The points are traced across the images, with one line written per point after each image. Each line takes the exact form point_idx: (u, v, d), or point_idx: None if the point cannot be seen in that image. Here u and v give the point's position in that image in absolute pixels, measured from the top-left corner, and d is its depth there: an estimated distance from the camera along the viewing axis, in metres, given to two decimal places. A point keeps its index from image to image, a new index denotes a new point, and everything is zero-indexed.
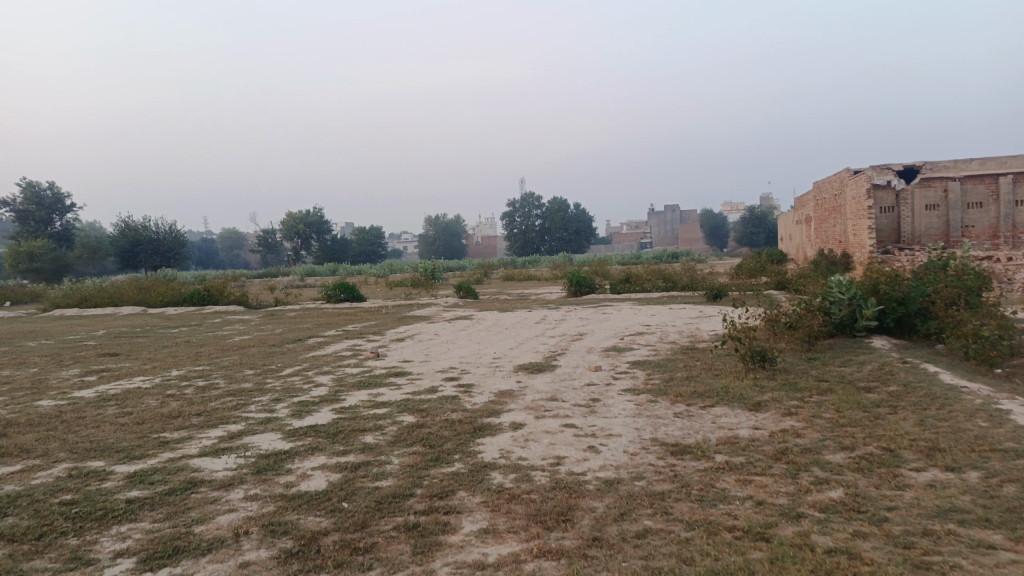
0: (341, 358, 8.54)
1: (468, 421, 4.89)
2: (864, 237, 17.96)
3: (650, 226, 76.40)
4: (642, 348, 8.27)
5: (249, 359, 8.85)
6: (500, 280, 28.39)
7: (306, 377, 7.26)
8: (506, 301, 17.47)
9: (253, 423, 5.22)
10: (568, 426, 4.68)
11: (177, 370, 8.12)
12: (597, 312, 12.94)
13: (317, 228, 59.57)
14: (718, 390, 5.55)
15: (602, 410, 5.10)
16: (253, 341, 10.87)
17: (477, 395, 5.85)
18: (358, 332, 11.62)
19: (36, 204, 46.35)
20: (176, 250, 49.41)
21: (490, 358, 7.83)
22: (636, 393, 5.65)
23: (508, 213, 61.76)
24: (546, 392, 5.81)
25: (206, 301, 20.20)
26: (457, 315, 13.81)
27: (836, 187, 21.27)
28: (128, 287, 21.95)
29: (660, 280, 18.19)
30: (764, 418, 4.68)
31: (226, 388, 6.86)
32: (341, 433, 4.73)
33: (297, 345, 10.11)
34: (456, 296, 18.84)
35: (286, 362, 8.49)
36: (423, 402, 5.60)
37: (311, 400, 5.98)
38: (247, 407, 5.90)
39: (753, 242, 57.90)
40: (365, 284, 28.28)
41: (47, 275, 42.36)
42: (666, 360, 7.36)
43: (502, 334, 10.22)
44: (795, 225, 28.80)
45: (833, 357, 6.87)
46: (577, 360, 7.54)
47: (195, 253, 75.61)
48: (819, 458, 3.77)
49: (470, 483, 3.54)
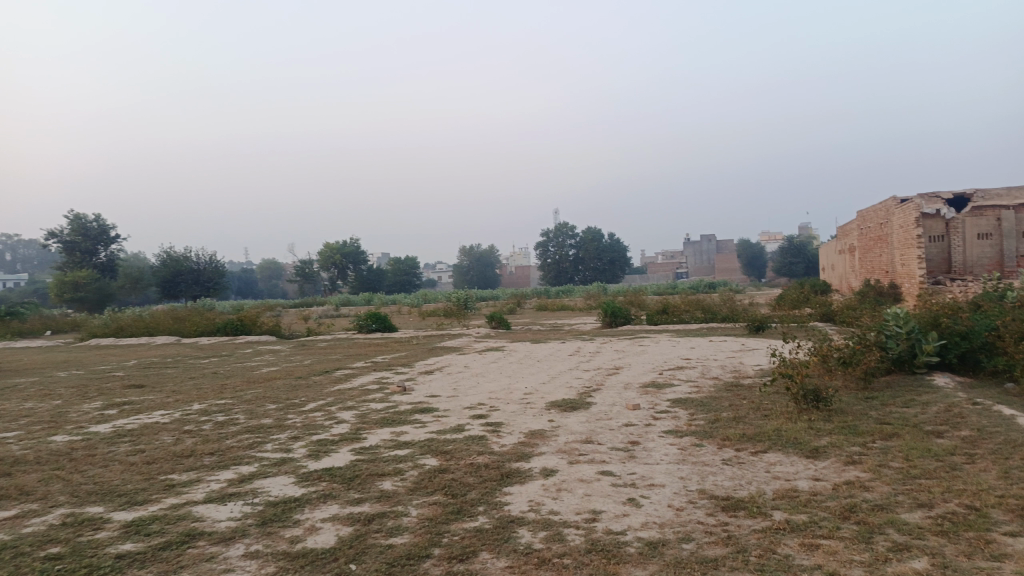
0: (366, 392, 8.21)
1: (495, 466, 4.51)
2: (913, 267, 17.21)
3: (686, 255, 75.48)
4: (683, 384, 7.80)
5: (274, 392, 8.58)
6: (534, 310, 28.02)
7: (329, 412, 6.94)
8: (539, 332, 17.06)
9: (267, 464, 4.89)
10: (605, 473, 4.27)
11: (200, 404, 7.88)
12: (634, 345, 12.47)
13: (354, 258, 59.97)
14: (768, 433, 5.09)
15: (642, 455, 4.67)
16: (280, 373, 10.61)
17: (507, 435, 5.45)
18: (388, 364, 11.33)
19: (82, 235, 47.45)
20: (216, 280, 50.10)
21: (522, 394, 7.43)
22: (678, 436, 5.20)
23: (542, 244, 61.53)
24: (581, 433, 5.39)
25: (239, 331, 20.17)
26: (489, 347, 13.45)
27: (881, 216, 20.56)
28: (164, 317, 22.09)
29: (699, 311, 17.64)
30: (824, 468, 4.20)
31: (245, 424, 6.56)
32: (358, 478, 4.37)
33: (324, 377, 9.83)
34: (489, 326, 18.49)
35: (310, 395, 8.20)
36: (448, 443, 5.23)
37: (330, 439, 5.64)
38: (264, 445, 5.59)
39: (793, 272, 56.62)
40: (399, 314, 28.11)
41: (91, 304, 43.18)
42: (710, 397, 6.89)
43: (535, 368, 9.82)
44: (838, 255, 27.97)
45: (893, 397, 6.34)
46: (614, 397, 7.10)
47: (234, 282, 76.70)
48: (895, 517, 3.29)
49: (495, 542, 3.15)
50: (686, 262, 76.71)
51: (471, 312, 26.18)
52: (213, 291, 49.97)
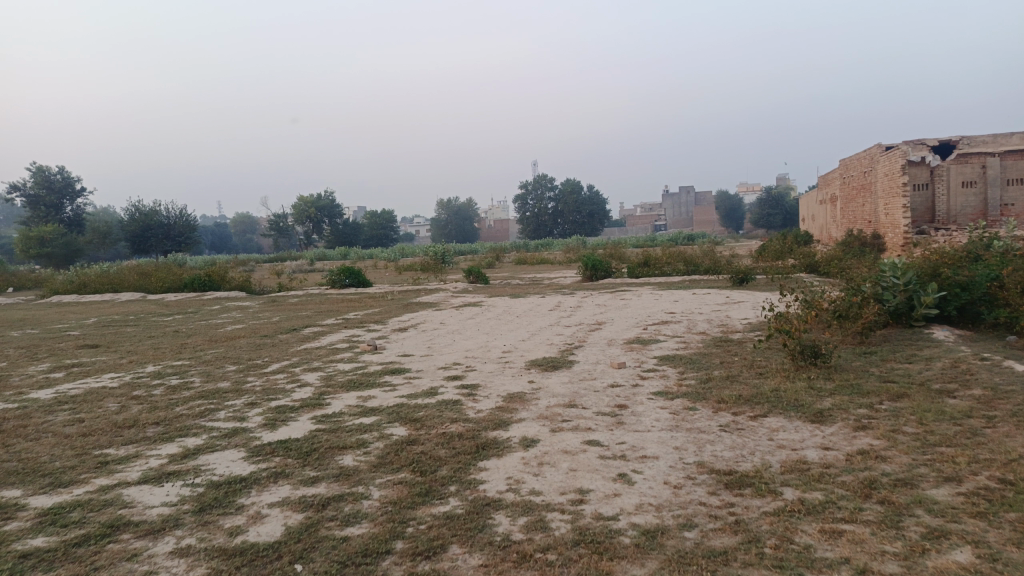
0: (334, 351, 7.71)
1: (469, 436, 4.05)
2: (898, 217, 16.92)
3: (665, 207, 75.19)
4: (670, 340, 7.39)
5: (235, 352, 8.04)
6: (513, 263, 27.53)
7: (292, 375, 6.44)
8: (518, 286, 16.59)
9: (216, 435, 4.40)
10: (591, 443, 3.84)
11: (154, 366, 7.34)
12: (616, 298, 12.06)
13: (329, 211, 58.71)
14: (767, 395, 4.68)
15: (630, 421, 4.25)
16: (245, 331, 10.05)
17: (483, 399, 5.01)
18: (360, 320, 10.81)
19: (46, 187, 45.73)
20: (187, 235, 48.85)
21: (499, 352, 6.98)
22: (669, 398, 4.79)
23: (520, 196, 60.73)
24: (564, 395, 4.95)
25: (207, 287, 19.46)
26: (466, 301, 12.95)
27: (866, 164, 20.18)
28: (129, 272, 21.28)
29: (681, 263, 17.25)
30: (832, 434, 3.81)
31: (200, 389, 6.04)
32: (315, 453, 3.89)
33: (291, 335, 9.31)
34: (466, 281, 17.98)
35: (274, 355, 7.69)
36: (418, 409, 4.76)
37: (290, 406, 5.14)
38: (216, 413, 5.09)
39: (771, 224, 56.43)
40: (374, 269, 27.47)
41: (58, 260, 41.91)
42: (699, 354, 6.50)
43: (513, 324, 9.36)
44: (819, 205, 27.71)
45: (893, 352, 5.98)
46: (597, 355, 6.68)
47: (206, 237, 75.04)
48: (923, 496, 2.89)
49: (467, 532, 2.71)
50: (665, 214, 76.36)
51: (448, 267, 25.59)
52: (185, 245, 48.72)
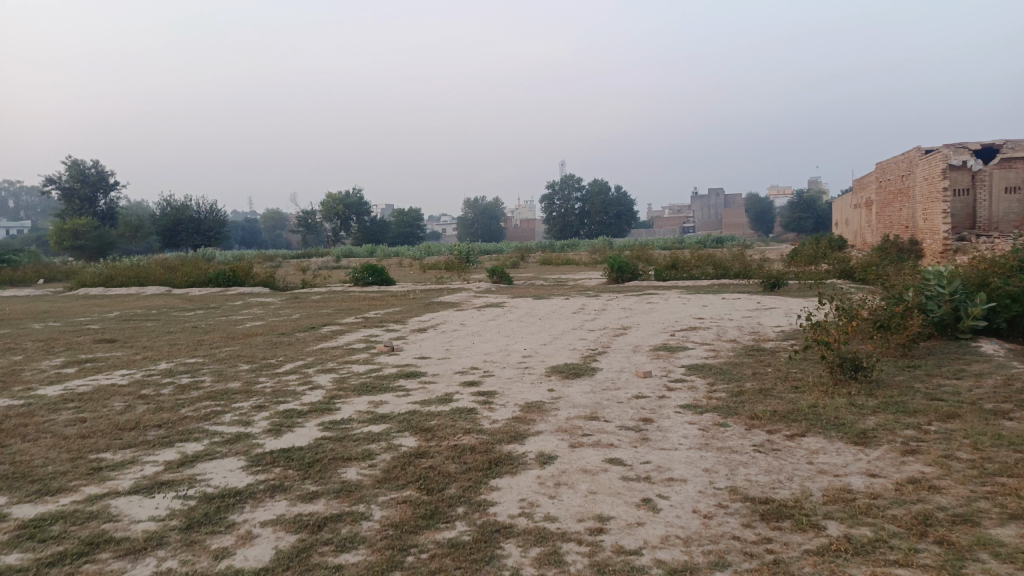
0: (350, 352, 7.50)
1: (483, 450, 3.79)
2: (937, 222, 16.35)
3: (694, 210, 74.44)
4: (698, 348, 7.06)
5: (250, 351, 7.87)
6: (538, 263, 27.25)
7: (304, 376, 6.23)
8: (542, 287, 16.30)
9: (218, 441, 4.18)
10: (613, 461, 3.55)
11: (167, 363, 7.19)
12: (642, 302, 11.73)
13: (357, 209, 58.90)
14: (804, 411, 4.36)
15: (656, 438, 3.95)
16: (264, 328, 9.90)
17: (500, 408, 4.74)
18: (379, 320, 10.62)
19: (81, 181, 46.44)
20: (217, 230, 49.30)
21: (519, 357, 6.70)
22: (698, 413, 4.48)
23: (547, 196, 60.43)
24: (586, 406, 4.67)
25: (231, 282, 19.45)
26: (489, 302, 12.71)
27: (904, 168, 19.58)
28: (156, 266, 21.39)
29: (710, 267, 16.84)
30: (879, 460, 3.48)
31: (209, 389, 5.85)
32: (318, 464, 3.65)
33: (308, 333, 9.12)
34: (490, 281, 17.74)
35: (289, 355, 7.50)
36: (431, 418, 4.50)
37: (298, 410, 4.92)
38: (221, 416, 4.88)
39: (801, 228, 55.39)
40: (399, 267, 27.36)
41: (92, 252, 42.53)
42: (729, 364, 6.17)
43: (535, 327, 9.09)
44: (853, 210, 27.04)
45: (940, 366, 5.60)
46: (622, 362, 6.38)
47: (236, 232, 75.80)
48: (986, 537, 2.56)
49: (472, 564, 2.44)
50: (693, 217, 75.47)
51: (472, 266, 25.39)
52: (214, 241, 49.17)
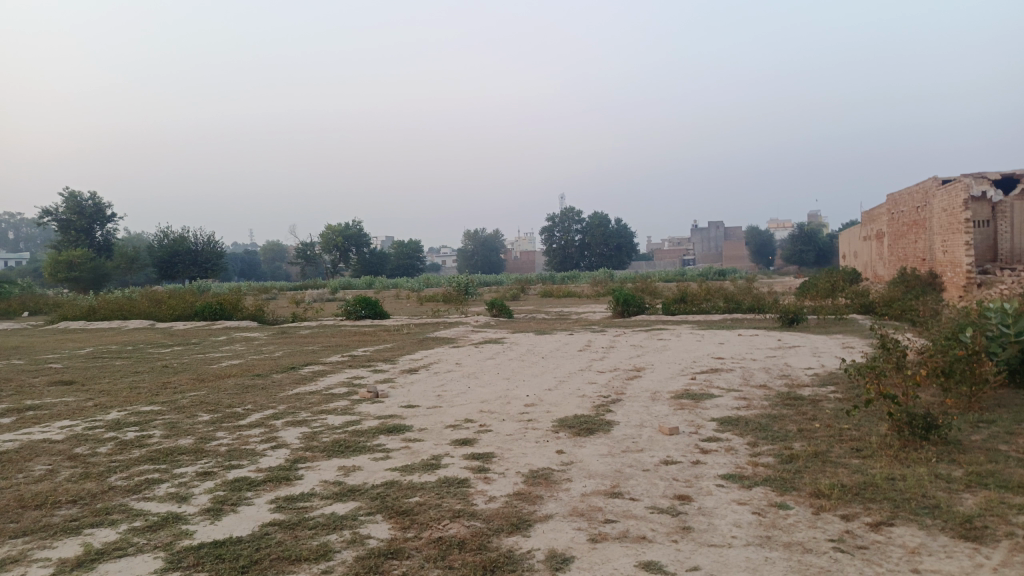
0: (329, 398, 6.60)
1: (475, 548, 2.87)
2: (959, 255, 15.52)
3: (695, 243, 73.91)
4: (725, 396, 6.16)
5: (217, 396, 6.95)
6: (539, 296, 26.35)
7: (270, 430, 5.32)
8: (544, 321, 15.43)
9: (137, 528, 3.27)
10: (650, 567, 2.65)
11: (118, 412, 6.28)
12: (653, 339, 10.85)
13: (356, 240, 58.20)
14: (880, 489, 3.47)
15: (702, 528, 3.05)
16: (239, 368, 8.98)
17: (499, 478, 3.84)
18: (367, 358, 9.71)
19: (77, 213, 45.77)
20: (214, 261, 48.48)
21: (521, 406, 5.81)
22: (747, 488, 3.58)
23: (547, 228, 59.85)
24: (605, 479, 3.77)
25: (218, 315, 18.57)
26: (487, 338, 11.82)
27: (919, 199, 18.83)
28: (141, 299, 20.53)
29: (721, 300, 15.98)
30: (1008, 569, 2.57)
31: (155, 447, 4.94)
32: (255, 569, 2.74)
33: (286, 375, 8.22)
34: (489, 315, 16.85)
35: (259, 401, 6.58)
36: (411, 495, 3.59)
37: (251, 479, 4.00)
38: (156, 487, 3.96)
39: (804, 261, 54.59)
40: (395, 300, 26.44)
41: (86, 284, 41.65)
42: (768, 417, 5.28)
43: (538, 368, 8.19)
44: (863, 242, 26.23)
45: (1021, 423, 4.71)
46: (641, 413, 5.48)
47: (234, 263, 75.15)
48: None
49: None
50: (694, 249, 74.78)
51: (471, 298, 24.54)
52: (211, 272, 48.32)
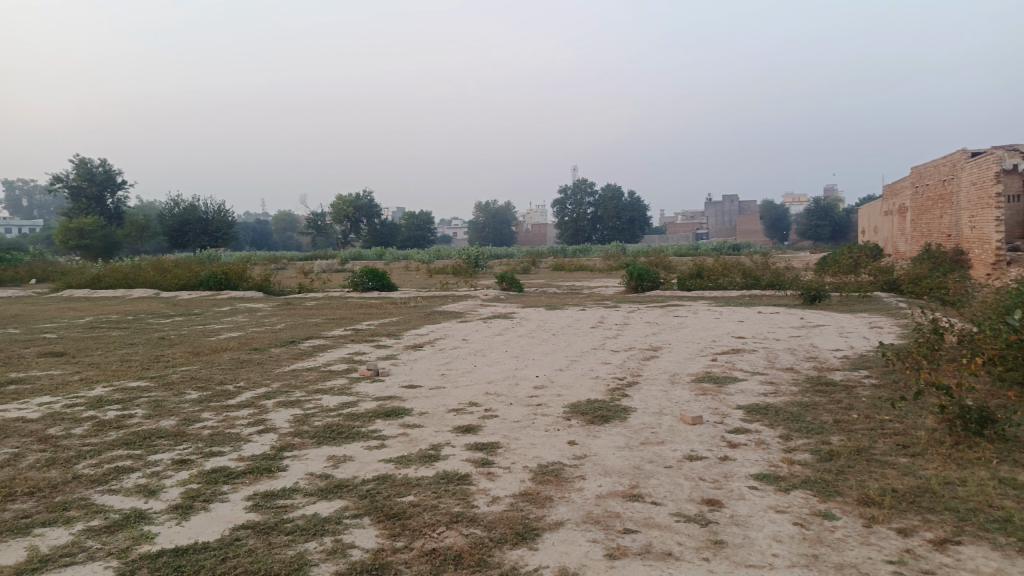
0: (326, 375, 6.21)
1: (474, 564, 2.47)
2: (988, 231, 14.90)
3: (709, 217, 73.04)
4: (750, 380, 5.72)
5: (209, 372, 6.58)
6: (551, 270, 25.88)
7: (259, 412, 4.94)
8: (555, 295, 15.01)
9: (94, 529, 2.88)
10: None
11: (103, 388, 5.92)
12: (669, 316, 10.41)
13: (367, 211, 57.71)
14: (939, 497, 3.03)
15: (736, 543, 2.63)
16: (237, 341, 8.61)
17: (505, 474, 3.44)
18: (371, 332, 9.33)
19: (87, 180, 45.53)
20: (224, 230, 48.21)
21: (531, 389, 5.40)
22: (786, 493, 3.15)
23: (559, 201, 59.15)
24: (623, 478, 3.36)
25: (223, 285, 18.24)
26: (496, 313, 11.40)
27: (946, 172, 18.17)
28: (146, 268, 20.23)
29: (738, 276, 15.48)
30: None
31: (134, 428, 4.56)
32: None
33: (285, 349, 7.84)
34: (499, 288, 16.43)
35: (252, 378, 6.21)
36: (405, 493, 3.19)
37: (230, 470, 3.62)
38: (125, 477, 3.58)
39: (819, 237, 53.72)
40: (404, 271, 26.03)
41: (97, 252, 41.52)
42: (798, 406, 4.85)
43: (549, 345, 7.78)
44: (884, 217, 25.53)
45: None
46: (660, 399, 5.06)
47: (246, 233, 74.95)
48: None
49: None
50: (707, 223, 73.86)
51: (481, 271, 24.11)
52: (222, 241, 48.10)
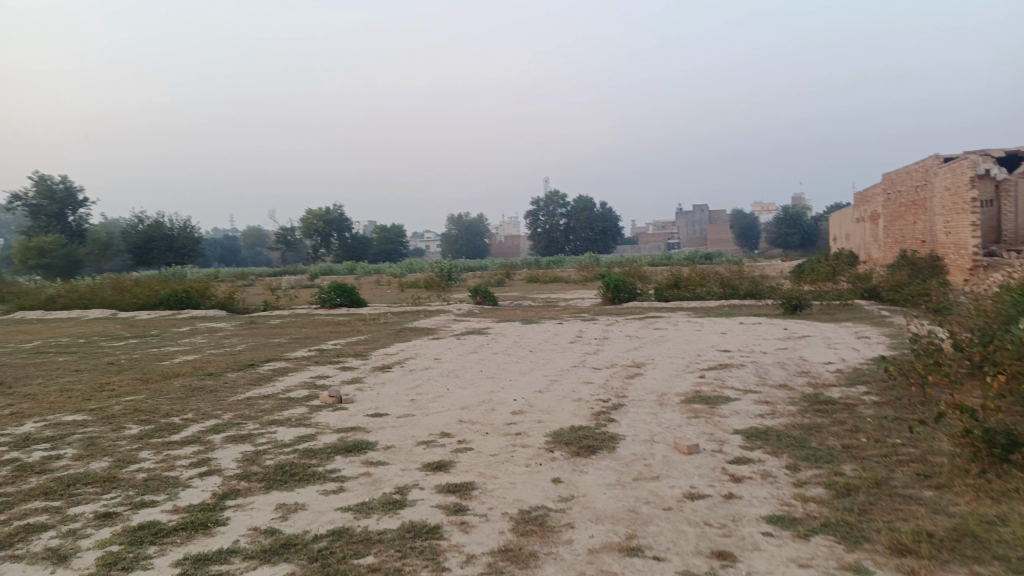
0: (284, 404, 5.68)
1: None
2: (964, 237, 14.79)
3: (680, 226, 73.35)
4: (743, 399, 5.33)
5: (156, 401, 6.01)
6: (525, 282, 25.46)
7: (205, 450, 4.40)
8: (530, 308, 14.56)
9: None
10: None
11: (33, 423, 5.32)
12: (649, 329, 10.01)
13: (338, 225, 56.87)
14: (984, 543, 2.63)
15: None
16: (191, 366, 8.02)
17: (480, 524, 2.97)
18: (337, 353, 8.79)
19: (48, 198, 44.20)
20: (191, 247, 47.09)
21: (508, 415, 4.94)
22: (807, 541, 2.73)
23: (532, 213, 58.90)
24: (618, 526, 2.90)
25: (184, 304, 17.53)
26: (469, 328, 10.92)
27: (919, 178, 18.14)
28: (104, 287, 19.42)
29: (716, 285, 15.18)
30: None
31: (58, 473, 4.00)
32: None
33: (243, 373, 7.28)
34: (472, 302, 15.94)
35: (202, 408, 5.66)
36: (363, 553, 2.71)
37: (159, 527, 3.09)
38: (33, 538, 3.03)
39: (789, 245, 54.01)
40: (374, 286, 25.41)
41: (58, 271, 40.21)
42: (799, 429, 4.45)
43: (525, 363, 7.32)
44: (856, 224, 25.53)
45: None
46: (649, 423, 4.64)
47: (214, 249, 73.57)
48: None
49: None
50: (679, 233, 74.17)
51: (454, 285, 23.60)
52: (188, 258, 46.95)
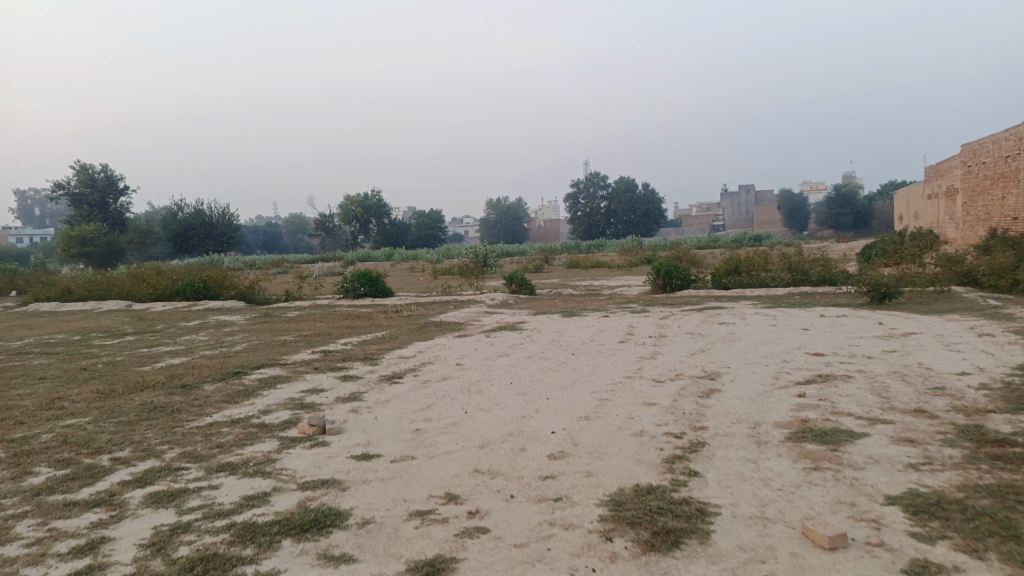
0: (251, 435, 4.33)
1: None
2: None
3: (725, 208, 70.86)
4: (875, 435, 3.79)
5: (97, 427, 4.72)
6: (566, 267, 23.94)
7: (107, 522, 3.04)
8: (573, 297, 13.07)
9: None
10: None
11: None
12: (715, 324, 8.47)
13: (376, 211, 55.80)
14: None
15: None
16: (170, 373, 6.74)
17: None
18: (345, 355, 7.46)
19: (90, 186, 43.89)
20: (230, 234, 46.57)
21: (541, 464, 3.49)
22: None
23: (571, 197, 57.08)
24: None
25: (203, 295, 16.46)
26: (502, 323, 9.49)
27: (1010, 147, 16.08)
28: (123, 277, 18.51)
29: (783, 270, 13.46)
30: None
31: None
32: None
33: (222, 385, 5.97)
34: (508, 290, 14.49)
35: (148, 441, 4.34)
36: None
37: None
38: None
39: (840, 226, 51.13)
40: (408, 273, 24.18)
41: (100, 259, 39.95)
42: (988, 495, 2.90)
43: (569, 372, 5.87)
44: (928, 201, 23.39)
45: None
46: (751, 483, 3.12)
47: (255, 237, 73.44)
48: None
49: None
50: (724, 214, 71.56)
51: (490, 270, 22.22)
52: (227, 246, 46.45)
